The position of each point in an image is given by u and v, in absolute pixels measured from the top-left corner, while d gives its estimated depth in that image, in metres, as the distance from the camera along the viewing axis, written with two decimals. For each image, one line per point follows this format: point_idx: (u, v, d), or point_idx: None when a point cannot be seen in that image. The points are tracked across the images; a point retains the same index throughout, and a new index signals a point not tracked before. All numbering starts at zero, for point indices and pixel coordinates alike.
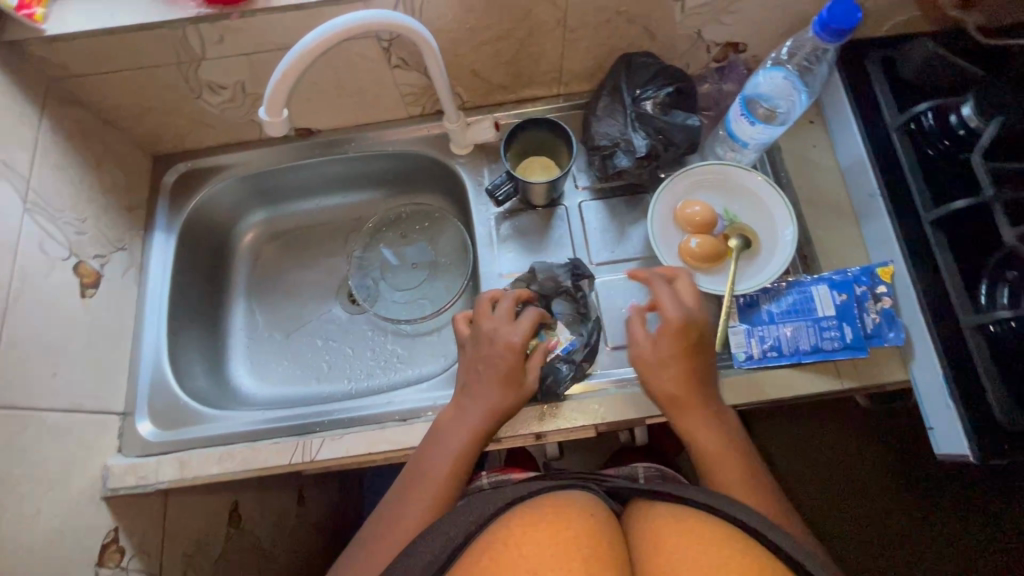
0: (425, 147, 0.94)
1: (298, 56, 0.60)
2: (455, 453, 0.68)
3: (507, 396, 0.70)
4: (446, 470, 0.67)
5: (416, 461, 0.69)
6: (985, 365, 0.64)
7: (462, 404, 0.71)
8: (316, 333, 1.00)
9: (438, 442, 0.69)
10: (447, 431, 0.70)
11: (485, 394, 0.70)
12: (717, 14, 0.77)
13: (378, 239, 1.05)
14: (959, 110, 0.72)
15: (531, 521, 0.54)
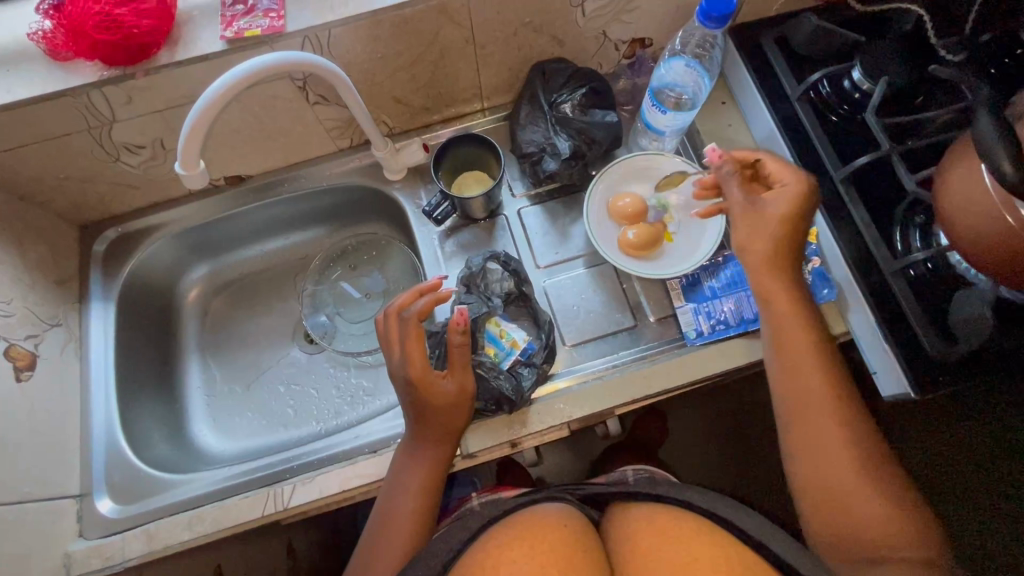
0: (360, 178, 0.94)
1: (206, 106, 0.60)
2: (413, 489, 0.68)
3: (449, 421, 0.69)
4: (411, 509, 0.67)
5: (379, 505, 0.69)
6: (909, 304, 0.69)
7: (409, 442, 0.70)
8: (277, 379, 0.99)
9: (395, 483, 0.69)
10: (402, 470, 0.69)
11: (429, 426, 0.69)
12: (616, 14, 0.81)
13: (330, 275, 1.04)
14: (850, 76, 0.79)
15: (503, 541, 0.57)
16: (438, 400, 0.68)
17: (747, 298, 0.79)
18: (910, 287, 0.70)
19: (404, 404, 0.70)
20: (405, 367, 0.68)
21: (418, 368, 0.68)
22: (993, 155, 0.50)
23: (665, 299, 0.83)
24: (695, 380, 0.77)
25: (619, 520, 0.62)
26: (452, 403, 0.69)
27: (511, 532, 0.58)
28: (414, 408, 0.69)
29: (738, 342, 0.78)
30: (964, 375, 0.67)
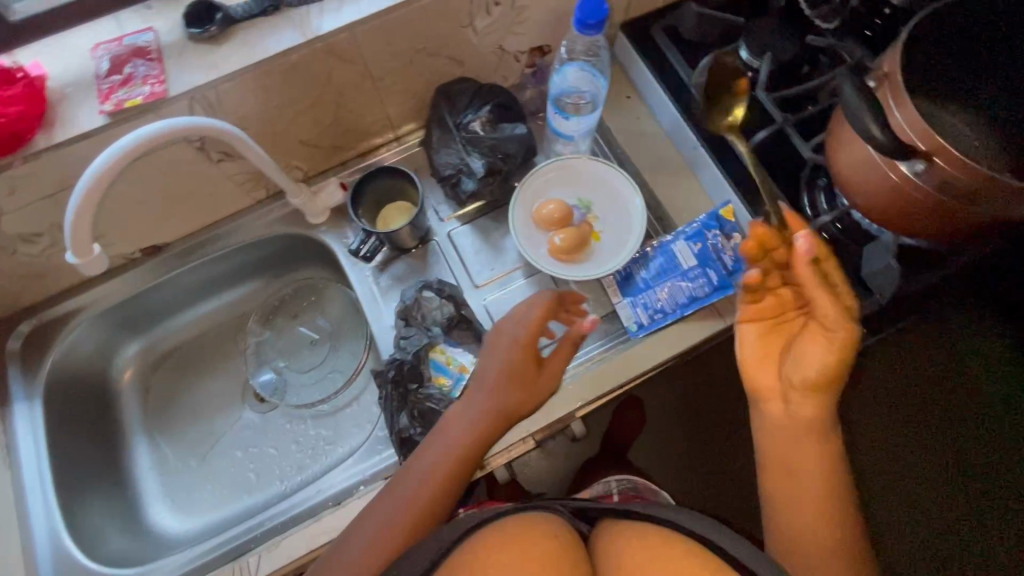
0: (282, 227, 0.92)
1: (92, 185, 0.58)
2: (409, 491, 0.62)
3: (485, 421, 0.66)
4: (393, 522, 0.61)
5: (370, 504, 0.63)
6: None
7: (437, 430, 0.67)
8: (234, 444, 0.95)
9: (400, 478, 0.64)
10: (412, 468, 0.64)
11: (465, 422, 0.66)
12: (507, 28, 0.82)
13: (270, 329, 1.01)
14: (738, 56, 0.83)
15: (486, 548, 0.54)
16: (518, 376, 0.67)
17: (678, 284, 0.80)
18: (825, 249, 0.74)
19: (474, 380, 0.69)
20: (517, 331, 0.69)
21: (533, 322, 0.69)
22: (860, 118, 0.53)
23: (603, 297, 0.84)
24: (643, 372, 0.79)
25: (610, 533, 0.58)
26: (499, 400, 0.66)
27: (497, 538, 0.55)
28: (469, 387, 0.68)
29: (678, 328, 0.80)
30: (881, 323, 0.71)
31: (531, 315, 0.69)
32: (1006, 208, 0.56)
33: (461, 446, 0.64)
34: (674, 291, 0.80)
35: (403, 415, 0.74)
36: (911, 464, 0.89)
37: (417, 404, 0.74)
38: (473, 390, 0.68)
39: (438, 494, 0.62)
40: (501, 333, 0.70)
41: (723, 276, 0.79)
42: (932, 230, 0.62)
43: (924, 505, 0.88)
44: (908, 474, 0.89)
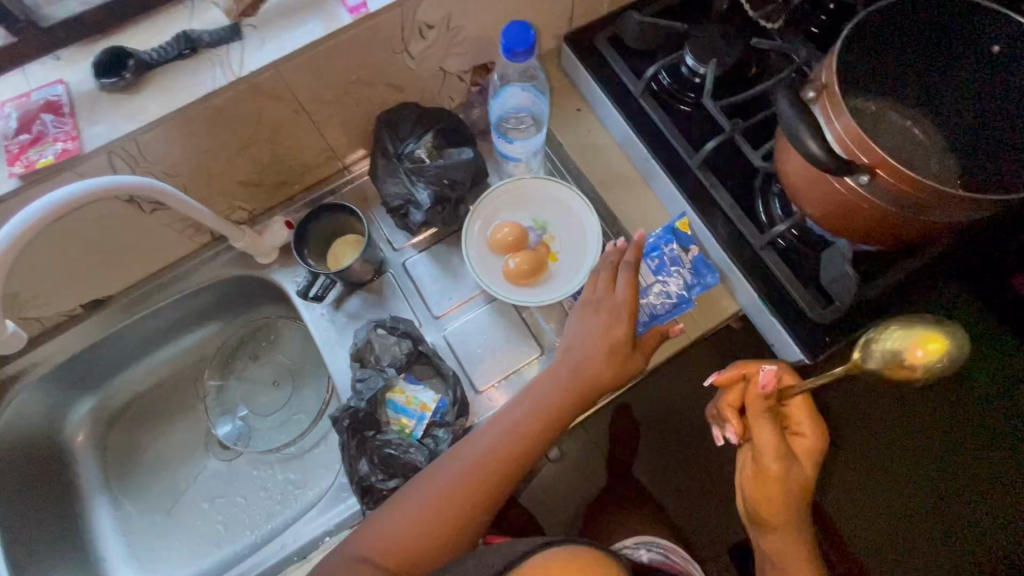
0: (230, 269, 0.88)
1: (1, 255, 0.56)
2: (478, 460, 0.66)
3: (556, 402, 0.68)
4: (462, 488, 0.65)
5: (433, 467, 0.66)
6: (783, 274, 0.72)
7: (509, 405, 0.69)
8: (199, 496, 0.92)
9: (462, 446, 0.67)
10: (473, 441, 0.67)
11: (531, 405, 0.68)
12: (446, 50, 0.80)
13: (230, 373, 0.98)
14: (685, 63, 0.81)
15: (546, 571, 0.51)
16: (590, 366, 0.69)
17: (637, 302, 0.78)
18: (782, 257, 0.73)
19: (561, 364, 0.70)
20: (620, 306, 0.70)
21: (632, 296, 0.70)
22: (798, 135, 0.51)
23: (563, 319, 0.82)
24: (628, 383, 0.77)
25: None
26: (565, 389, 0.68)
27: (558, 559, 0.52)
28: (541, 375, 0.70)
29: None
30: (841, 329, 0.71)
31: (624, 298, 0.70)
32: (949, 213, 0.55)
33: (529, 424, 0.67)
34: (648, 309, 0.78)
35: (364, 462, 0.71)
36: (875, 466, 0.96)
37: (377, 450, 0.71)
38: (544, 378, 0.70)
39: (504, 470, 0.66)
40: (591, 305, 0.71)
41: (690, 285, 0.78)
42: (880, 236, 0.61)
43: (862, 488, 0.96)
44: (885, 471, 0.96)
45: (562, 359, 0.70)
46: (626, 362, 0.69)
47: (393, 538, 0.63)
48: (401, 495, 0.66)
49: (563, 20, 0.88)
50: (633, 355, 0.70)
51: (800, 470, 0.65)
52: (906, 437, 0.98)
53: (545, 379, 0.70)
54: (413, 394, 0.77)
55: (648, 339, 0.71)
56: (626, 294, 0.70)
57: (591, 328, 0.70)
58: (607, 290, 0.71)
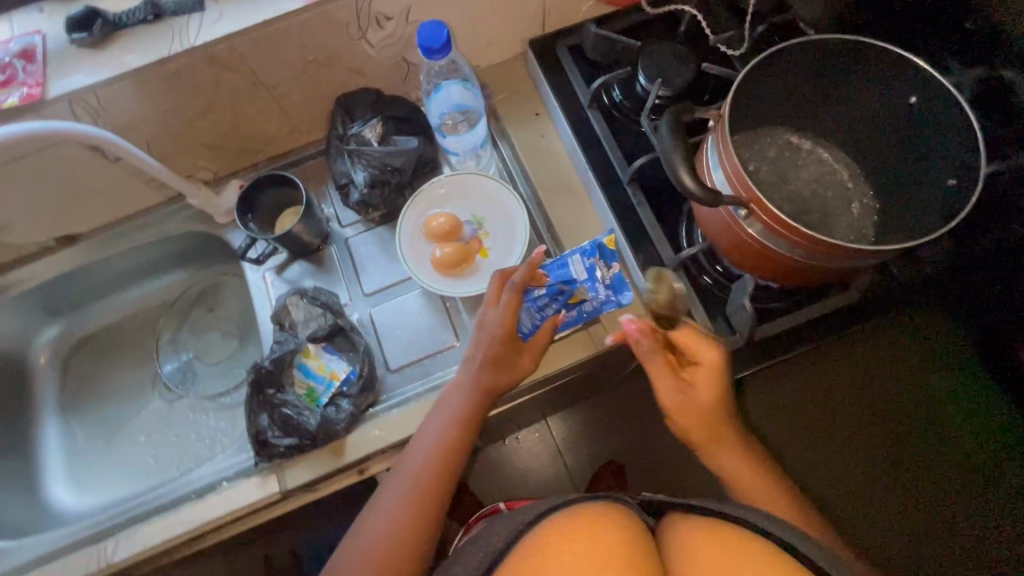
0: (190, 224, 0.95)
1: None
2: (415, 475, 0.67)
3: (470, 405, 0.70)
4: (413, 504, 0.66)
5: (382, 498, 0.67)
6: (689, 297, 0.73)
7: (426, 420, 0.71)
8: (138, 429, 0.99)
9: (401, 465, 0.69)
10: (410, 459, 0.68)
11: (447, 417, 0.70)
12: (406, 42, 0.83)
13: (186, 321, 1.05)
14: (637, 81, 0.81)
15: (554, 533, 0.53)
16: (500, 374, 0.71)
17: (527, 308, 0.76)
18: (693, 282, 0.75)
19: (474, 352, 0.72)
20: (501, 320, 0.71)
21: (513, 298, 0.71)
22: (673, 163, 0.54)
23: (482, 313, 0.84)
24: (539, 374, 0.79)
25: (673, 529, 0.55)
26: (473, 392, 0.70)
27: (559, 524, 0.54)
28: (451, 389, 0.72)
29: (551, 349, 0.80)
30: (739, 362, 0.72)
31: (506, 303, 0.71)
32: (824, 257, 0.57)
33: (452, 428, 0.69)
34: (531, 321, 0.77)
35: (264, 417, 0.76)
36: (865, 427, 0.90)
37: (276, 408, 0.77)
38: (453, 389, 0.71)
39: (442, 475, 0.67)
40: (483, 321, 0.73)
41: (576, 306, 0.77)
42: (773, 273, 0.63)
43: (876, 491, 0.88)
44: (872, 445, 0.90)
45: (466, 367, 0.72)
46: (521, 361, 0.72)
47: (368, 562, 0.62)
48: (363, 520, 0.66)
49: (532, 25, 0.90)
50: (522, 354, 0.72)
51: (699, 397, 0.63)
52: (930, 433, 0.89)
53: (453, 388, 0.72)
54: (325, 362, 0.81)
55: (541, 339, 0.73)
56: (506, 297, 0.71)
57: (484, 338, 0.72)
58: (491, 300, 0.73)
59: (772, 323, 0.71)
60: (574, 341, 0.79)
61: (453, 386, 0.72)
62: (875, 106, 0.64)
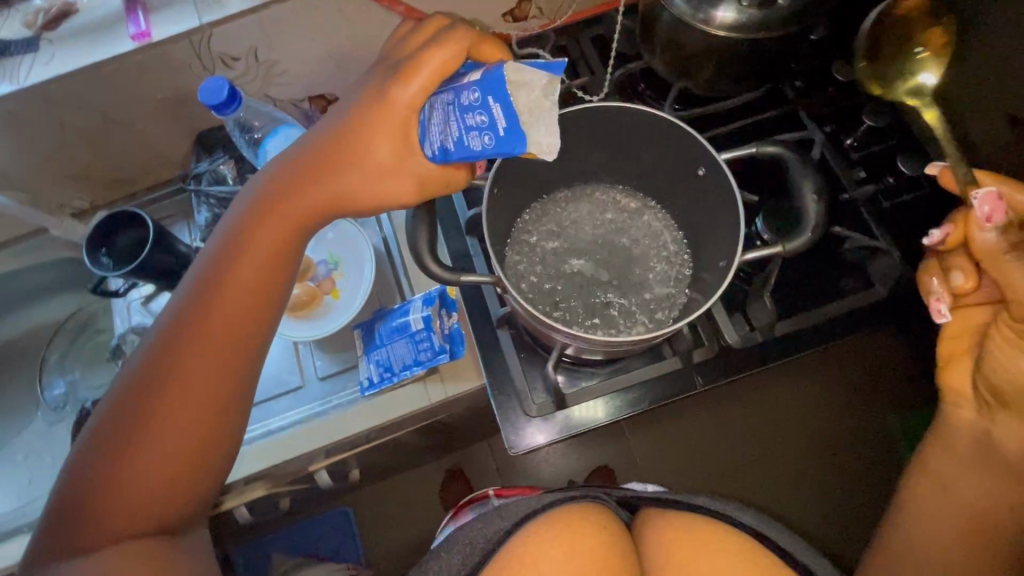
0: (66, 251, 0.95)
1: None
2: (187, 398, 0.55)
3: (277, 253, 0.58)
4: (202, 415, 0.55)
5: (123, 401, 0.54)
6: (510, 358, 0.76)
7: (194, 292, 0.57)
8: (17, 450, 1.01)
9: (148, 348, 0.56)
10: (211, 308, 0.56)
11: (257, 260, 0.57)
12: (268, 79, 0.84)
13: (76, 342, 1.06)
14: None
15: (519, 550, 0.67)
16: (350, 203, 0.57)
17: (404, 344, 0.76)
18: (514, 338, 0.77)
19: (302, 167, 0.57)
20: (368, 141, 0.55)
21: (417, 99, 0.53)
22: (419, 255, 0.60)
23: (325, 351, 0.85)
24: (370, 426, 0.79)
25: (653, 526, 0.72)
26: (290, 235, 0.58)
27: (539, 533, 0.68)
28: (233, 233, 0.58)
29: (389, 394, 0.79)
30: (558, 423, 0.72)
31: (386, 102, 0.53)
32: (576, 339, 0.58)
33: (239, 321, 0.57)
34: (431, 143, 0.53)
35: None
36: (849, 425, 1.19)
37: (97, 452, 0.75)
38: (261, 220, 0.58)
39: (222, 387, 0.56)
40: (314, 144, 0.57)
41: (506, 127, 0.47)
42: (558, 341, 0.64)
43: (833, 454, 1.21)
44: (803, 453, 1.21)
45: (269, 220, 0.57)
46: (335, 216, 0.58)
47: (122, 503, 0.53)
48: (104, 413, 0.55)
49: None
50: (369, 173, 0.56)
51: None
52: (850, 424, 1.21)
53: (243, 247, 0.57)
54: None
55: (399, 160, 0.55)
56: (380, 101, 0.54)
57: (293, 184, 0.57)
58: (341, 110, 0.57)
59: (584, 392, 0.72)
60: (412, 385, 0.78)
61: (250, 260, 0.57)
62: (679, 178, 0.65)
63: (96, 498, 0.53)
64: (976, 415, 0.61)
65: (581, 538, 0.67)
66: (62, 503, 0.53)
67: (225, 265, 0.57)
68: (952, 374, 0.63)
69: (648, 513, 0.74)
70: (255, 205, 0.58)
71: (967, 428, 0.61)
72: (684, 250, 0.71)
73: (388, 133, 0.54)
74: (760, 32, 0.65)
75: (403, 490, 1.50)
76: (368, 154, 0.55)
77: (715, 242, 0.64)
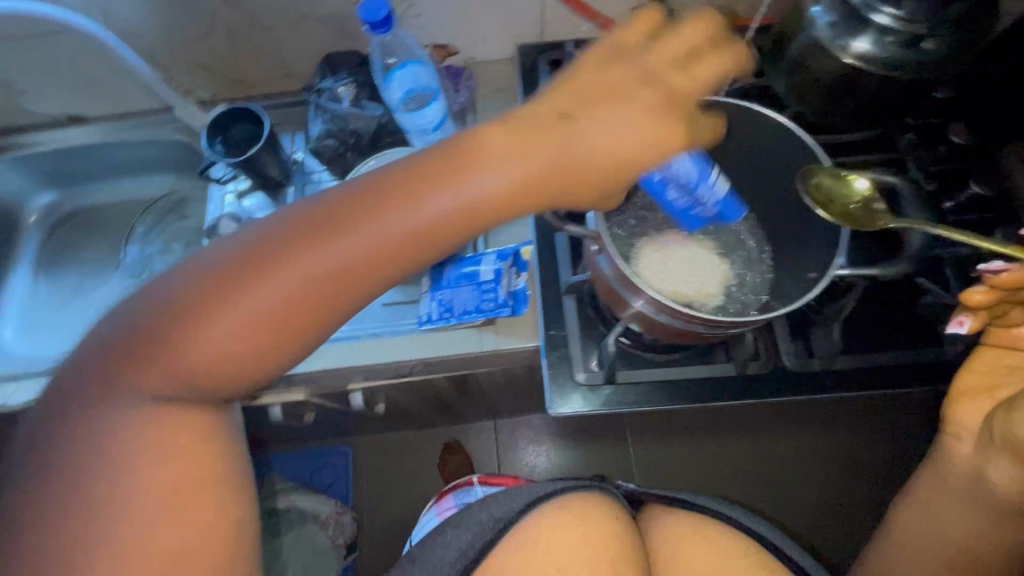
0: (180, 134, 1.03)
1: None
2: (280, 305, 0.47)
3: (440, 229, 0.49)
4: (261, 329, 0.48)
5: (224, 268, 0.48)
6: (570, 328, 0.78)
7: (364, 192, 0.49)
8: (87, 302, 1.08)
9: (287, 220, 0.49)
10: (345, 225, 0.48)
11: (421, 220, 0.49)
12: (402, 17, 0.88)
13: (157, 220, 1.12)
14: None
15: (535, 534, 0.69)
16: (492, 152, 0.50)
17: (469, 291, 0.81)
18: (579, 311, 0.79)
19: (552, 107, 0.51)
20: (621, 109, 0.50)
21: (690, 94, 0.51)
22: None
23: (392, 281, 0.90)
24: (418, 358, 0.82)
25: (657, 523, 0.76)
26: (464, 215, 0.49)
27: (550, 517, 0.70)
28: (432, 153, 0.50)
29: (443, 333, 0.83)
30: (600, 400, 0.73)
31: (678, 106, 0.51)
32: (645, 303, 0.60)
33: (357, 261, 0.48)
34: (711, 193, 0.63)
35: None
36: (847, 465, 1.36)
37: None
38: (459, 179, 0.49)
39: (307, 316, 0.49)
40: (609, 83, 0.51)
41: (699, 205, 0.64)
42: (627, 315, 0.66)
43: (827, 490, 1.35)
44: (801, 479, 1.36)
45: (464, 161, 0.50)
46: None
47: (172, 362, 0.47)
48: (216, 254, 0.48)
49: (527, 30, 0.93)
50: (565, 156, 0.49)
51: None
52: (846, 471, 1.36)
53: (448, 176, 0.49)
54: None
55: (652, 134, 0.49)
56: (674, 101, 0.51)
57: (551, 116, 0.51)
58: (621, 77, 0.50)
59: (634, 373, 0.74)
60: (467, 329, 0.82)
61: (438, 197, 0.49)
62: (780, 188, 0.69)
63: (161, 349, 0.47)
64: (973, 451, 0.65)
65: (590, 522, 0.70)
66: (125, 335, 0.48)
67: (398, 194, 0.49)
68: (965, 409, 0.66)
69: (652, 507, 0.79)
70: (467, 154, 0.50)
71: (963, 463, 0.66)
72: (770, 262, 0.70)
73: (657, 103, 0.50)
74: (898, 70, 0.66)
75: (404, 449, 1.54)
76: (646, 130, 0.49)
77: (808, 254, 0.66)
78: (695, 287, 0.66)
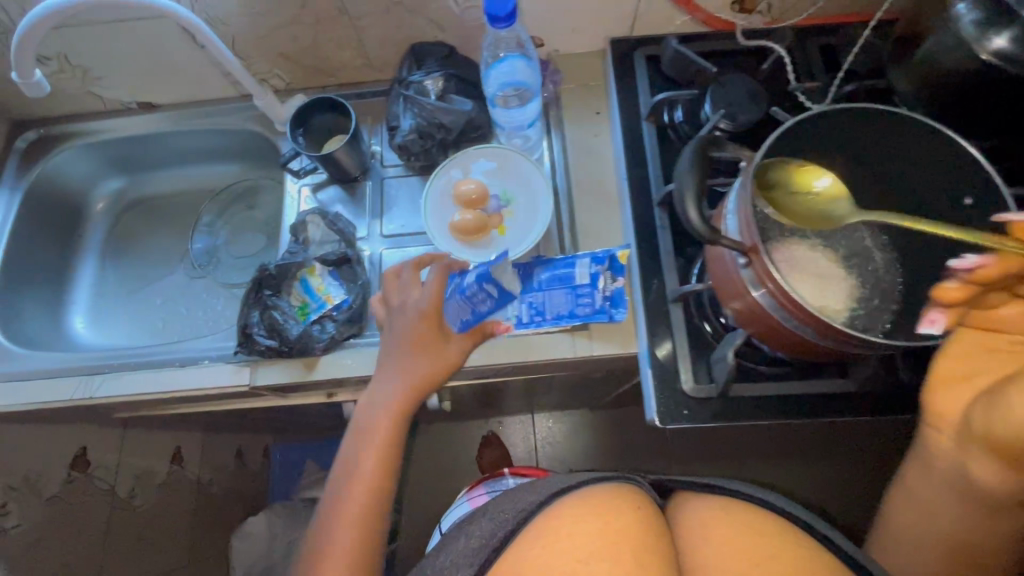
0: (253, 123, 1.00)
1: (31, 27, 0.67)
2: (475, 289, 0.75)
3: None
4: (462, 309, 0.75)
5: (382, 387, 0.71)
6: (679, 339, 0.74)
7: None
8: (155, 293, 1.07)
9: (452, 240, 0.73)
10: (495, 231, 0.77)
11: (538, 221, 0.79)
12: None
13: (223, 210, 1.11)
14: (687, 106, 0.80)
15: (558, 523, 0.60)
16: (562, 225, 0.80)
17: (563, 294, 0.79)
18: (686, 321, 0.75)
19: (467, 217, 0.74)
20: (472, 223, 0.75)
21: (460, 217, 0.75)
22: (684, 200, 0.56)
23: None
24: (510, 363, 0.79)
25: (684, 512, 0.65)
26: None
27: (572, 506, 0.62)
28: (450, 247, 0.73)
29: (536, 336, 0.80)
30: (709, 412, 0.70)
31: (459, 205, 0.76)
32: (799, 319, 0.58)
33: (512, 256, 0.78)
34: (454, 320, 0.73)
35: (255, 313, 0.83)
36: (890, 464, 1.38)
37: (268, 309, 0.83)
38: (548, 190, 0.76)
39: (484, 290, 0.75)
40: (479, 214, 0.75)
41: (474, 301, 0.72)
42: (759, 328, 0.63)
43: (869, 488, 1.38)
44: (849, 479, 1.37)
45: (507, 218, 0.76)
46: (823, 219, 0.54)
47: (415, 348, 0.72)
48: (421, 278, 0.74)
49: (619, 23, 0.89)
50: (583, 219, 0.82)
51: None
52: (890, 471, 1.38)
53: None
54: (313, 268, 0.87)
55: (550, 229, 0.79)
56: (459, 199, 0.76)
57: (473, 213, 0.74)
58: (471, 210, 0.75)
59: (746, 387, 0.71)
60: (561, 333, 0.79)
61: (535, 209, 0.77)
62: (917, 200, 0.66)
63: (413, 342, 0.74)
64: (951, 446, 0.60)
65: (614, 508, 0.60)
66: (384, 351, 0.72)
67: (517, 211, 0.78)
68: (940, 396, 0.60)
69: (684, 497, 0.68)
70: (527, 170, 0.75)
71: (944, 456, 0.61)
72: (899, 273, 0.68)
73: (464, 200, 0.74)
74: None
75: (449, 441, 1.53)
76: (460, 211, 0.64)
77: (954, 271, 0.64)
78: (830, 298, 0.64)
